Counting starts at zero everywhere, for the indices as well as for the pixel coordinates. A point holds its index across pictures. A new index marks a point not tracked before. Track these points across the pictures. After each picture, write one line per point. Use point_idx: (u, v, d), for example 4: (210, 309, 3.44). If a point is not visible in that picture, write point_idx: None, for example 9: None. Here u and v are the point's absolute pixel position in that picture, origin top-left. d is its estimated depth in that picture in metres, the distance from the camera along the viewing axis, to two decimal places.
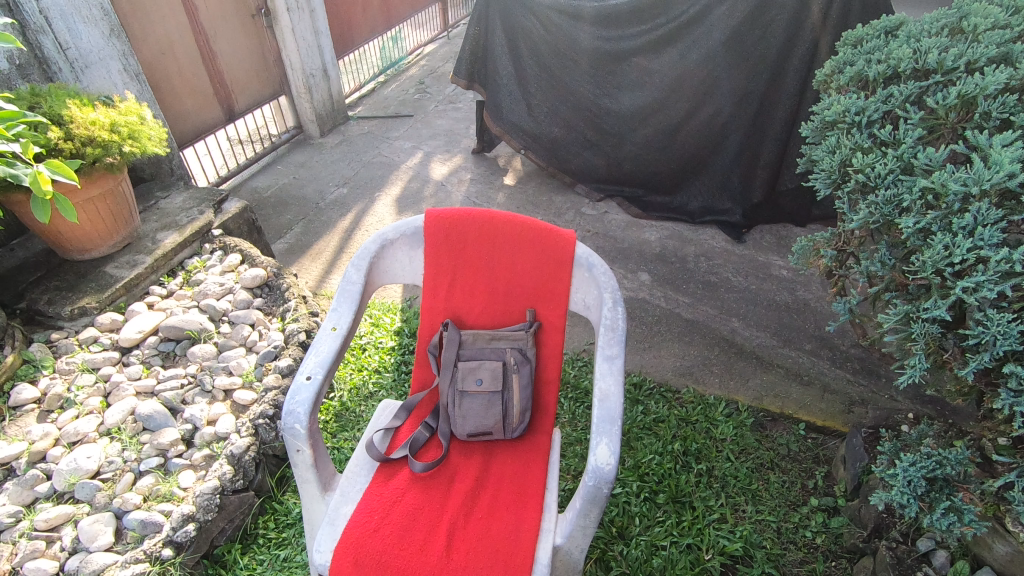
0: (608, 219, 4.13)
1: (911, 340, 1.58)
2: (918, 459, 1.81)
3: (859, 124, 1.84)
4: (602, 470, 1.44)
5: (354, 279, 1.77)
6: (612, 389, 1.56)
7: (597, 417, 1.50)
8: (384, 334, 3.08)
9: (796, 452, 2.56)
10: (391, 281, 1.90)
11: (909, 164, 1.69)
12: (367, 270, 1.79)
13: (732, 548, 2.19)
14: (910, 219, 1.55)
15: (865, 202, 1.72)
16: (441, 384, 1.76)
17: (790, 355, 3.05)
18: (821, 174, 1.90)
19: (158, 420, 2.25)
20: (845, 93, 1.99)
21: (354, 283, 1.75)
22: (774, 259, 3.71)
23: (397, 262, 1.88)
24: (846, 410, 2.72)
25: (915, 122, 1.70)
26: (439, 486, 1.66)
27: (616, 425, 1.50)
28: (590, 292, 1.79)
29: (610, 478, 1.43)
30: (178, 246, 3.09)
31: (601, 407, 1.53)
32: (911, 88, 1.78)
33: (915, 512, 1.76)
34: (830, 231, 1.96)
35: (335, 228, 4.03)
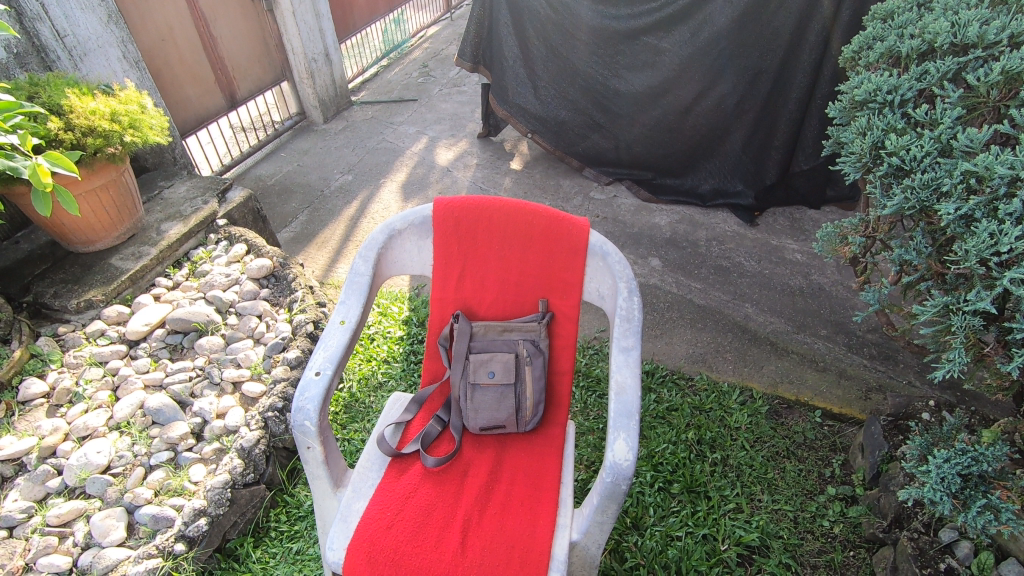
0: (618, 203, 4.07)
1: (950, 332, 1.53)
2: (952, 455, 1.80)
3: (892, 103, 1.76)
4: (619, 467, 1.37)
5: (362, 271, 1.70)
6: (629, 381, 1.50)
7: (614, 412, 1.43)
8: (392, 323, 3.05)
9: (812, 440, 2.54)
10: (400, 272, 1.84)
11: (948, 146, 1.61)
12: (375, 261, 1.73)
13: (748, 539, 2.15)
14: (951, 205, 1.49)
15: (898, 186, 1.64)
16: (453, 377, 1.74)
17: (803, 341, 3.01)
18: (849, 157, 1.81)
19: (167, 414, 2.24)
20: (875, 70, 1.92)
21: (362, 275, 1.69)
22: (787, 243, 3.67)
23: (406, 253, 1.81)
24: (862, 397, 2.70)
25: (954, 101, 1.62)
26: (453, 482, 1.64)
27: (634, 419, 1.42)
28: (607, 281, 1.72)
29: (629, 475, 1.35)
30: (182, 237, 3.07)
31: (617, 400, 1.46)
32: (947, 65, 1.69)
33: (949, 509, 1.74)
34: (859, 218, 1.89)
35: (341, 216, 3.99)
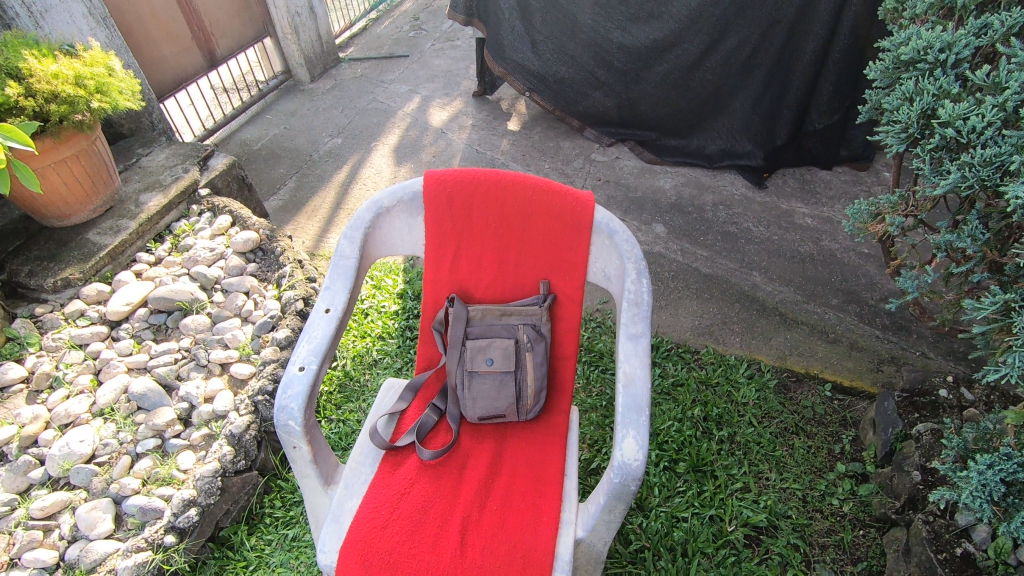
0: (620, 165, 3.89)
1: (1008, 331, 1.45)
2: (997, 461, 1.70)
3: (944, 63, 1.60)
4: (628, 467, 1.26)
5: (348, 253, 1.57)
6: (638, 372, 1.39)
7: (623, 407, 1.33)
8: (387, 297, 2.93)
9: (822, 415, 2.48)
10: (390, 252, 1.70)
11: (1012, 115, 1.45)
12: (362, 242, 1.59)
13: (756, 519, 2.09)
14: (1018, 187, 1.35)
15: (953, 162, 1.52)
16: (449, 364, 1.64)
17: (813, 311, 2.90)
18: (892, 127, 1.66)
19: (152, 399, 2.15)
20: (922, 24, 1.75)
21: (348, 257, 1.55)
22: (798, 206, 3.52)
23: (395, 231, 1.67)
24: (874, 369, 2.62)
25: (1021, 61, 1.45)
26: (451, 476, 1.56)
27: (644, 414, 1.31)
28: (614, 261, 1.58)
29: (638, 476, 1.25)
30: (163, 209, 2.92)
31: (625, 393, 1.35)
32: (1013, 18, 1.51)
33: (990, 518, 1.68)
34: (899, 194, 1.77)
35: (331, 182, 3.82)
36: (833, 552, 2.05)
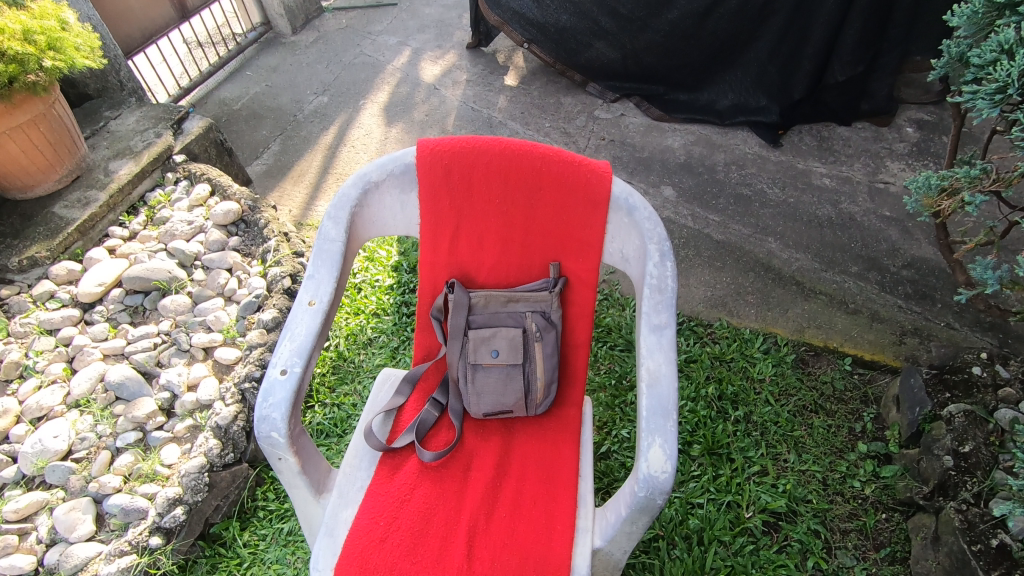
0: (626, 123, 3.64)
1: None
2: None
3: None
4: (655, 480, 1.12)
5: (334, 236, 1.38)
6: (663, 369, 1.23)
7: (647, 410, 1.18)
8: (380, 270, 2.75)
9: (841, 391, 2.36)
10: (381, 232, 1.52)
11: None
12: (348, 222, 1.40)
13: (774, 505, 2.00)
14: None
15: None
16: (450, 356, 1.48)
17: (832, 280, 2.74)
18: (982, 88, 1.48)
19: (131, 389, 2.00)
20: None
21: (334, 241, 1.37)
22: (815, 165, 3.31)
23: (386, 209, 1.48)
24: (896, 342, 2.48)
25: None
26: (454, 480, 1.43)
27: (672, 419, 1.16)
28: (634, 241, 1.40)
29: (666, 490, 1.11)
30: (135, 177, 2.70)
31: (649, 394, 1.20)
32: None
33: None
34: (981, 170, 1.64)
35: (317, 144, 3.57)
36: (855, 538, 1.96)
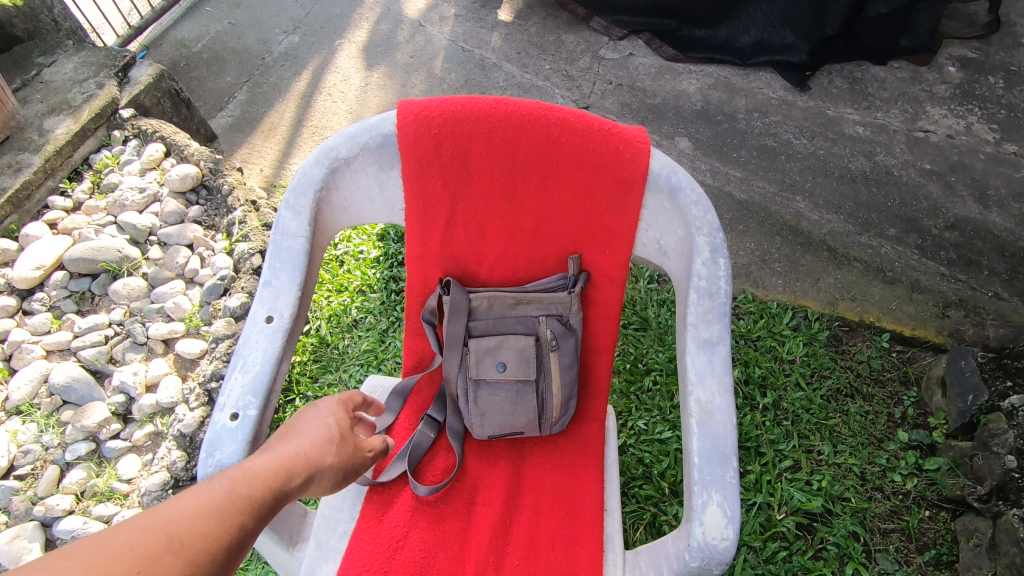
0: (635, 64, 3.24)
1: None
2: None
3: None
4: (712, 550, 0.89)
5: (294, 232, 1.09)
6: (717, 400, 0.98)
7: (700, 456, 0.94)
8: (364, 241, 2.44)
9: (879, 372, 2.13)
10: (355, 220, 1.22)
11: None
12: (312, 213, 1.11)
13: (809, 506, 1.82)
14: None
15: None
16: (447, 369, 1.24)
17: (868, 245, 2.47)
18: None
19: (79, 392, 1.75)
20: None
21: (294, 238, 1.08)
22: (846, 111, 2.96)
23: (360, 192, 1.18)
24: (939, 315, 2.25)
25: None
26: (456, 518, 1.20)
27: (731, 469, 0.93)
28: (675, 230, 1.12)
29: (726, 562, 0.89)
30: (75, 138, 2.35)
31: (701, 435, 0.96)
32: None
33: None
34: None
35: (288, 93, 3.16)
36: (897, 540, 1.79)
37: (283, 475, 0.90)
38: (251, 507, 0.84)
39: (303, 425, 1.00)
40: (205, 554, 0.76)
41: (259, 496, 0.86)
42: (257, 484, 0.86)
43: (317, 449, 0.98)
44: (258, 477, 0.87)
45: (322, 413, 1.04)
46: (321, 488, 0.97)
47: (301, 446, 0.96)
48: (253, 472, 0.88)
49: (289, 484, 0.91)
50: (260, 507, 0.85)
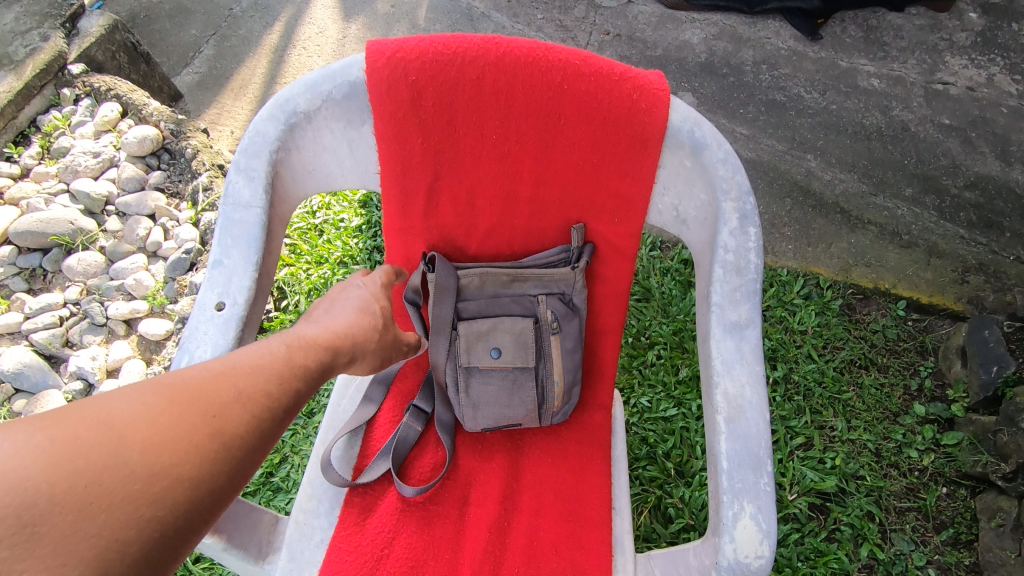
0: (635, 11, 2.98)
1: None
2: None
3: None
4: (744, 569, 0.83)
5: (248, 202, 0.93)
6: (748, 396, 0.90)
7: (729, 462, 0.86)
8: (346, 208, 2.26)
9: (894, 342, 2.00)
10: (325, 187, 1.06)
11: None
12: (268, 180, 0.94)
13: (823, 486, 1.73)
14: None
15: None
16: (434, 358, 1.11)
17: (882, 207, 2.31)
18: None
19: (32, 379, 1.65)
20: None
21: (247, 210, 0.93)
22: (861, 62, 2.73)
23: (326, 154, 1.01)
24: (958, 282, 2.12)
25: None
26: (448, 521, 1.08)
27: (764, 476, 0.85)
28: (697, 194, 0.98)
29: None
30: (19, 99, 2.15)
31: (729, 436, 0.88)
32: None
33: None
34: None
35: (259, 46, 2.91)
36: (913, 519, 1.71)
37: (335, 343, 0.93)
38: (309, 370, 0.88)
39: (351, 304, 1.01)
40: (263, 408, 0.81)
41: (314, 361, 0.89)
42: (311, 350, 0.90)
43: (365, 323, 1.00)
44: (312, 344, 0.91)
45: (368, 287, 1.06)
46: (370, 362, 1.00)
47: (351, 322, 0.98)
48: (308, 337, 0.91)
49: (337, 360, 0.93)
50: (314, 373, 0.89)
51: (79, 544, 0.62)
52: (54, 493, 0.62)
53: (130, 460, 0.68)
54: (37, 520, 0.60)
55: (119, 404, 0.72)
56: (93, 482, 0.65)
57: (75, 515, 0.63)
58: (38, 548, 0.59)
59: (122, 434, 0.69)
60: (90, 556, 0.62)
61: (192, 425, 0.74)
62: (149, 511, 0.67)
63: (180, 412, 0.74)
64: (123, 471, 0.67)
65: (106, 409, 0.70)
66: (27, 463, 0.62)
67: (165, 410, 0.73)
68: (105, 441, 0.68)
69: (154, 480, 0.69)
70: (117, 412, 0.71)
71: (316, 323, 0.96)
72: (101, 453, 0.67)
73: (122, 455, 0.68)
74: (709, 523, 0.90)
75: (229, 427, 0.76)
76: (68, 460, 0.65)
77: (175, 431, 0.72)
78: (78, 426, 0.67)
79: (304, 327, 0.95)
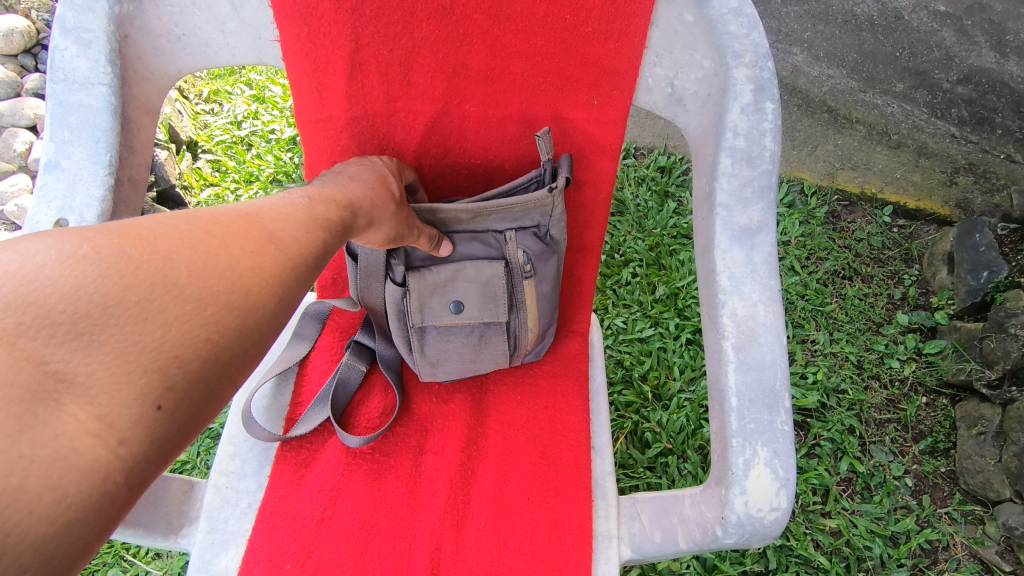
0: None
1: None
2: None
3: None
4: (758, 522, 0.80)
5: (92, 88, 0.85)
6: (764, 322, 0.83)
7: (743, 404, 0.82)
8: (276, 117, 1.95)
9: (879, 250, 1.89)
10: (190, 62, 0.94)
11: None
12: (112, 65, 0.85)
13: (805, 403, 1.67)
14: None
15: None
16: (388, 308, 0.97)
17: (871, 104, 1.87)
18: None
19: None
20: None
21: (92, 102, 0.85)
22: None
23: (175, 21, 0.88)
24: (946, 184, 1.87)
25: None
26: (402, 473, 1.00)
27: (780, 415, 0.81)
28: (700, 60, 0.87)
29: (773, 534, 0.81)
30: None
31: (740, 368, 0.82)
32: None
33: None
34: None
35: None
36: (893, 431, 1.67)
37: (356, 200, 0.74)
38: (334, 223, 0.68)
39: (364, 173, 0.82)
40: (305, 254, 0.62)
41: (340, 214, 0.70)
42: (336, 200, 0.72)
43: (383, 190, 0.81)
44: (337, 196, 0.72)
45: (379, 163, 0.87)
46: (387, 232, 0.81)
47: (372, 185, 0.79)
48: (329, 191, 0.72)
49: (358, 223, 0.74)
50: (341, 227, 0.70)
51: (137, 357, 0.47)
52: (106, 303, 0.46)
53: (178, 282, 0.50)
54: (95, 327, 0.46)
55: (157, 219, 0.53)
56: (146, 294, 0.48)
57: (131, 328, 0.47)
58: (100, 356, 0.46)
59: (168, 249, 0.51)
60: (151, 369, 0.47)
61: (241, 250, 0.56)
62: (205, 333, 0.51)
63: (221, 240, 0.55)
64: (172, 287, 0.50)
65: (141, 225, 0.51)
66: (70, 267, 0.46)
67: (209, 236, 0.55)
68: (149, 256, 0.50)
69: (208, 301, 0.51)
70: (158, 226, 0.52)
71: (328, 184, 0.76)
72: (149, 265, 0.50)
73: (172, 271, 0.51)
74: (713, 470, 0.86)
75: (274, 266, 0.58)
76: (116, 266, 0.48)
77: (224, 252, 0.55)
78: (109, 240, 0.49)
79: (329, 183, 0.76)
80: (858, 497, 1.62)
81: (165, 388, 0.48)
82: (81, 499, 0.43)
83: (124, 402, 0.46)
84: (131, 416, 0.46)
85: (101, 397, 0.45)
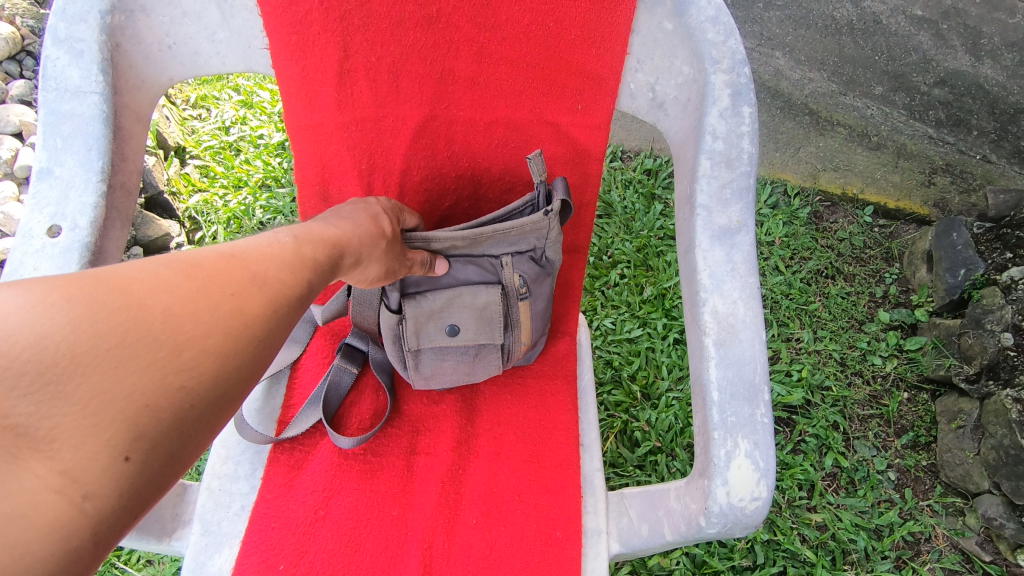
0: None
1: None
2: None
3: None
4: (739, 513, 0.82)
5: (86, 96, 0.86)
6: (744, 320, 0.86)
7: (724, 399, 0.84)
8: (264, 122, 1.95)
9: (861, 249, 1.93)
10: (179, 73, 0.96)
11: None
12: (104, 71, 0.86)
13: (789, 400, 1.71)
14: None
15: None
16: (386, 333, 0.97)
17: (851, 106, 1.93)
18: None
19: None
20: None
21: (84, 109, 0.86)
22: None
23: (167, 29, 0.90)
24: (925, 183, 1.91)
25: None
26: (392, 472, 1.01)
27: (760, 408, 0.83)
28: (680, 66, 0.89)
29: (753, 525, 0.83)
30: None
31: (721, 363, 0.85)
32: None
33: None
34: None
35: None
36: (876, 426, 1.71)
37: (344, 238, 0.75)
38: (320, 266, 0.69)
39: (356, 213, 0.82)
40: (287, 294, 0.62)
41: (328, 253, 0.71)
42: (323, 240, 0.72)
43: (374, 228, 0.82)
44: (326, 238, 0.72)
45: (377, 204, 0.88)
46: (375, 270, 0.82)
47: (361, 224, 0.80)
48: (315, 229, 0.73)
49: (343, 262, 0.74)
50: (328, 267, 0.71)
51: (105, 409, 0.47)
52: (75, 352, 0.46)
53: (151, 330, 0.50)
54: (63, 376, 0.46)
55: (135, 263, 0.53)
56: (117, 344, 0.48)
57: (100, 379, 0.47)
58: (66, 408, 0.45)
59: (143, 295, 0.51)
60: (120, 420, 0.47)
61: (220, 294, 0.56)
62: (177, 382, 0.50)
63: (199, 284, 0.55)
64: (144, 336, 0.49)
65: (115, 272, 0.51)
66: (38, 316, 0.46)
67: (187, 280, 0.54)
68: (121, 303, 0.50)
69: (182, 349, 0.51)
70: (134, 270, 0.52)
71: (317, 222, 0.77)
72: (122, 312, 0.49)
73: (146, 317, 0.50)
74: (697, 464, 0.88)
75: (254, 308, 0.58)
76: (87, 315, 0.48)
77: (201, 297, 0.54)
78: (81, 288, 0.49)
79: (317, 222, 0.76)
80: (842, 490, 1.65)
81: (135, 438, 0.47)
82: (41, 556, 0.42)
83: (90, 455, 0.45)
84: (98, 468, 0.45)
85: (66, 450, 0.45)
